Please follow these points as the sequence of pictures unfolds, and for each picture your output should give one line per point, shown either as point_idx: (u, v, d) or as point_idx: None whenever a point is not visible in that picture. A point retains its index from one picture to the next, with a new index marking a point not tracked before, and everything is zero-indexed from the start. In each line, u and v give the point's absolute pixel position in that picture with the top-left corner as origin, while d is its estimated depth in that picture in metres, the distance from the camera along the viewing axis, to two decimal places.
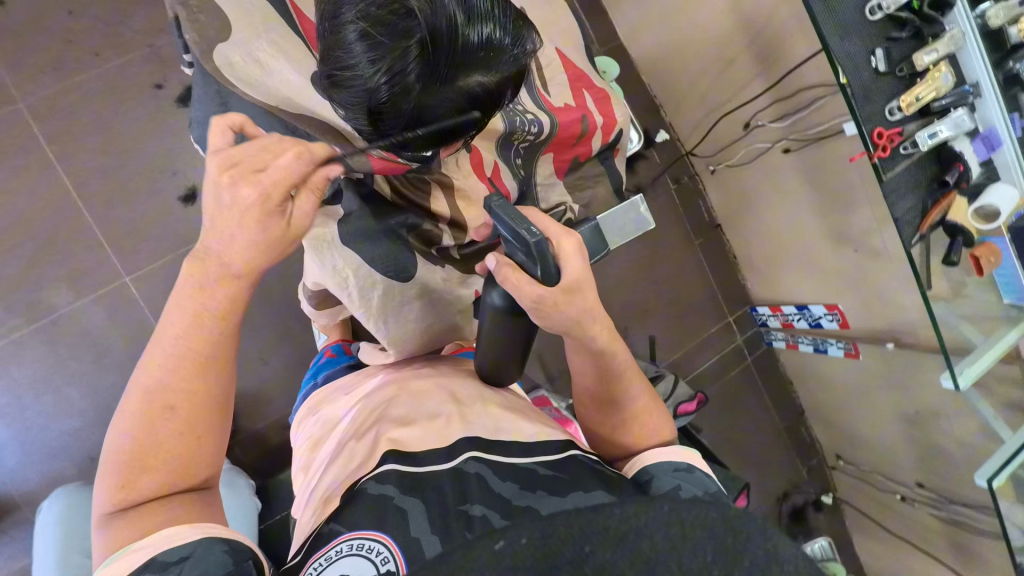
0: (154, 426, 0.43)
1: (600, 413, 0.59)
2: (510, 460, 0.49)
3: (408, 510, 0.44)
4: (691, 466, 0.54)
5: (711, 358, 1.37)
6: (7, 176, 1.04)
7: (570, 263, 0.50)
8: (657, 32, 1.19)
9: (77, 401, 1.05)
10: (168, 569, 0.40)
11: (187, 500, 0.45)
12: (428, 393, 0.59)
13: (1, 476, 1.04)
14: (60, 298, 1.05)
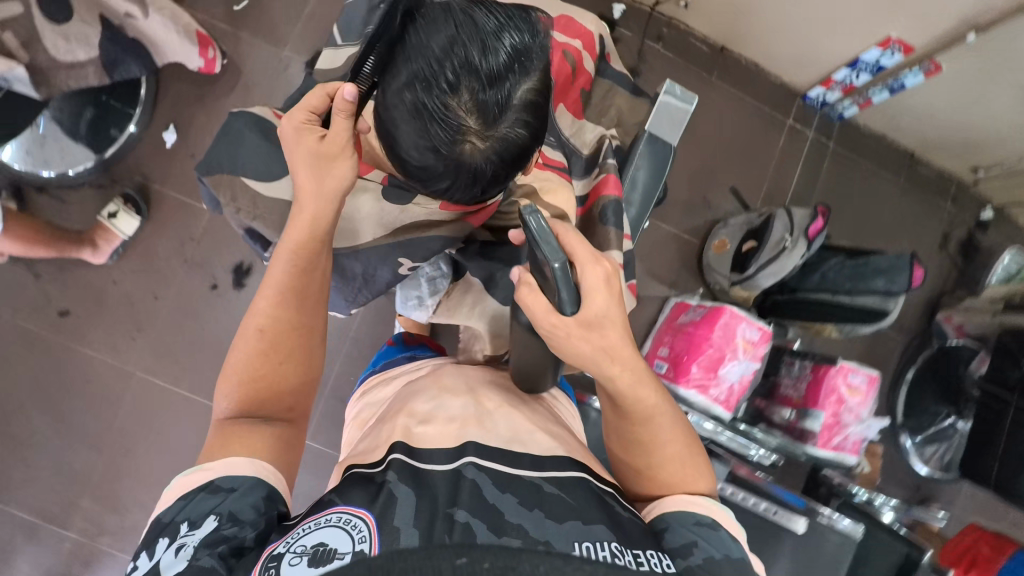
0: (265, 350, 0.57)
1: (626, 446, 0.59)
2: (512, 470, 0.49)
3: (399, 497, 0.45)
4: (716, 524, 0.52)
5: (796, 169, 1.32)
6: (169, 430, 1.17)
7: (596, 296, 0.53)
8: None
9: None
10: (219, 491, 0.47)
11: (271, 430, 0.55)
12: (453, 392, 0.59)
13: None
14: None
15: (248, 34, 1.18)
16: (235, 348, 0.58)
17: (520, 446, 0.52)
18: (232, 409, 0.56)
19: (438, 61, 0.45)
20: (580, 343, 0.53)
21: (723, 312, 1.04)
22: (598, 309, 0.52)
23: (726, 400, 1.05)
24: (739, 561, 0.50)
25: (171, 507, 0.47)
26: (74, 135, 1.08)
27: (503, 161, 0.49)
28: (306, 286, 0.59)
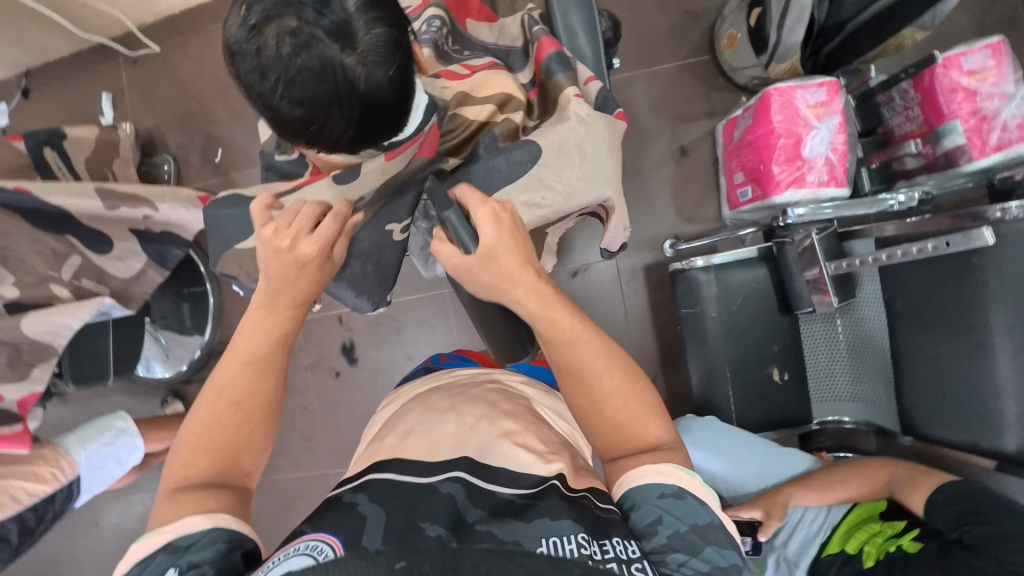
0: (236, 410, 0.56)
1: (569, 389, 0.56)
2: (489, 486, 0.51)
3: (368, 518, 0.47)
4: (681, 493, 0.49)
5: None
6: None
7: (488, 232, 0.50)
8: None
9: None
10: (179, 550, 0.46)
11: (219, 493, 0.52)
12: (440, 404, 0.62)
13: None
14: None
15: (237, 170, 1.32)
16: (197, 414, 0.56)
17: (497, 458, 0.54)
18: (190, 475, 0.53)
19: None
20: (486, 274, 0.52)
21: (769, 98, 0.90)
22: (489, 241, 0.49)
23: (832, 177, 0.89)
24: (717, 532, 0.48)
25: (124, 573, 0.45)
26: (182, 328, 1.28)
27: (394, 74, 0.41)
28: (274, 364, 0.58)
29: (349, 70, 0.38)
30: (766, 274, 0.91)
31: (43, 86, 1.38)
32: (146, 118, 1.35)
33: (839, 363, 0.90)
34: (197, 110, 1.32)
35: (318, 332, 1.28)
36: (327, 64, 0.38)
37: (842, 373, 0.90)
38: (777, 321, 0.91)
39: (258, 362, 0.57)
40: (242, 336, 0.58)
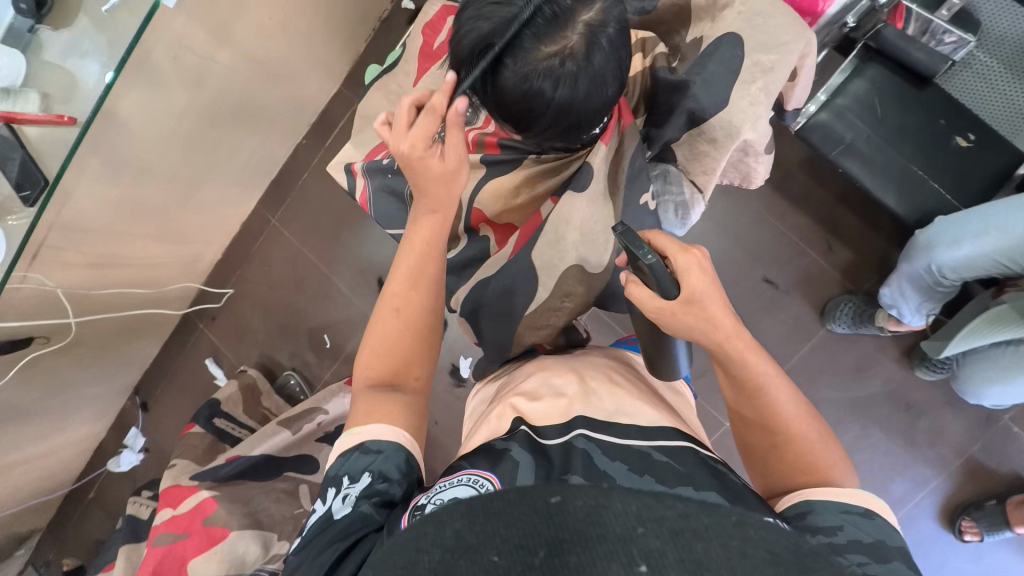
0: (397, 318, 0.58)
1: (741, 419, 0.56)
2: (621, 442, 0.50)
3: (519, 461, 0.48)
4: (869, 513, 0.48)
5: None
6: None
7: (694, 278, 0.52)
8: (318, 35, 1.19)
9: (860, 421, 1.12)
10: (368, 452, 0.51)
11: (398, 398, 0.55)
12: (558, 372, 0.61)
13: (955, 467, 1.09)
14: None
15: (348, 340, 1.34)
16: (372, 330, 0.59)
17: (627, 419, 0.54)
18: (368, 377, 0.57)
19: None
20: (685, 318, 0.53)
21: None
22: (703, 289, 0.52)
23: None
24: (899, 555, 0.46)
25: (333, 463, 0.52)
26: None
27: (617, 18, 0.45)
28: (427, 277, 0.59)
29: (605, 16, 0.44)
30: (880, 68, 0.88)
31: (156, 391, 1.46)
32: (248, 355, 1.40)
33: (1011, 87, 0.85)
34: (284, 318, 1.38)
35: None
36: (593, 25, 0.43)
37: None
38: (924, 99, 0.87)
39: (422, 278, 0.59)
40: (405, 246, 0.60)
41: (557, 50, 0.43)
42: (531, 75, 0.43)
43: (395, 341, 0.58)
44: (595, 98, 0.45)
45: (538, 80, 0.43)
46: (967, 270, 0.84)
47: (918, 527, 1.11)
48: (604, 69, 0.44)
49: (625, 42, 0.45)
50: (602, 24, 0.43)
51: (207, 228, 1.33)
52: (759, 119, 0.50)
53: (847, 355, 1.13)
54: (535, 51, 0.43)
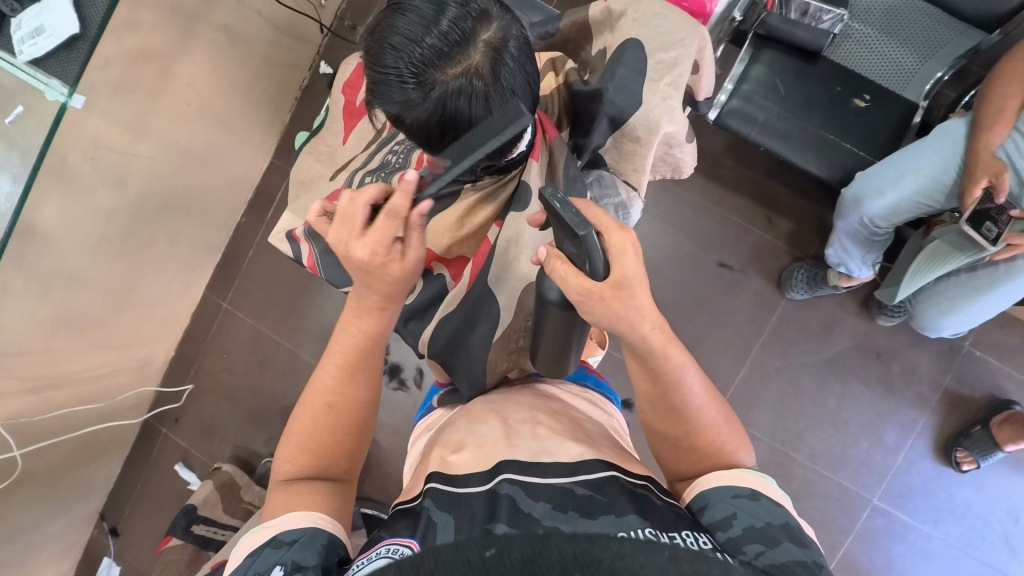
0: (331, 413, 0.56)
1: (656, 409, 0.57)
2: (545, 481, 0.48)
3: (437, 522, 0.46)
4: (755, 494, 0.49)
5: None
6: None
7: (628, 261, 0.50)
8: (238, 114, 1.20)
9: (838, 379, 1.16)
10: (281, 546, 0.48)
11: (323, 491, 0.54)
12: (483, 419, 0.58)
13: (934, 402, 1.13)
14: (758, 447, 1.17)
15: None
16: (299, 412, 0.57)
17: (551, 456, 0.51)
18: (290, 468, 0.55)
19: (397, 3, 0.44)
20: (614, 305, 0.51)
21: None
22: (635, 273, 0.50)
23: None
24: (785, 531, 0.46)
25: (240, 564, 0.48)
26: None
27: (517, 35, 0.46)
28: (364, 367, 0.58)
29: (505, 33, 0.44)
30: (771, 51, 0.95)
31: (124, 512, 1.34)
32: (221, 451, 1.32)
33: (888, 48, 0.94)
34: (252, 403, 1.32)
35: None
36: (495, 44, 0.44)
37: (899, 50, 0.93)
38: (817, 70, 0.95)
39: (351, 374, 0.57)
40: (338, 339, 0.58)
41: (463, 71, 0.43)
42: (440, 97, 0.44)
43: (325, 435, 0.56)
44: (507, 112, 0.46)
45: (455, 102, 0.44)
46: (897, 216, 0.88)
47: (919, 469, 1.13)
48: (514, 83, 0.46)
49: (528, 56, 0.47)
50: (504, 42, 0.44)
51: (155, 326, 1.27)
52: (675, 112, 0.53)
53: (813, 319, 1.17)
54: (441, 74, 0.43)
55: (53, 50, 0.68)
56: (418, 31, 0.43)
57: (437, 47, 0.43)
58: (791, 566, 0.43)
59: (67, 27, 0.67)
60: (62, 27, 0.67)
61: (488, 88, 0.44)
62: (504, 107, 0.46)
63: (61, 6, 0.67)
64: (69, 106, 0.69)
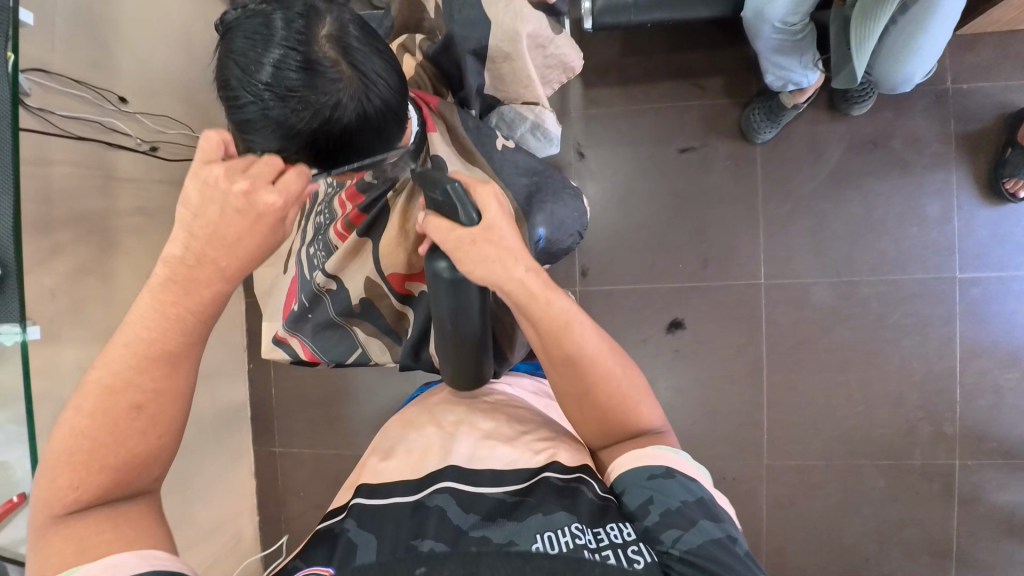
0: (159, 408, 0.48)
1: (557, 386, 0.54)
2: (475, 489, 0.52)
3: (358, 543, 0.48)
4: (670, 471, 0.51)
5: None
6: (802, 394, 1.13)
7: (498, 207, 0.49)
8: None
9: (852, 186, 1.11)
10: None
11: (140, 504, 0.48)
12: (423, 429, 0.63)
13: (954, 152, 1.07)
14: (818, 290, 1.12)
15: None
16: (81, 404, 0.46)
17: (483, 462, 0.56)
18: (76, 499, 0.45)
19: (224, 51, 0.42)
20: (485, 249, 0.49)
21: None
22: (496, 214, 0.48)
23: None
24: (699, 507, 0.49)
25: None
26: None
27: (352, 18, 0.43)
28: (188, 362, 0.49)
29: (341, 20, 0.42)
30: None
31: None
32: None
33: None
34: None
35: None
36: (338, 34, 0.41)
37: None
38: None
39: (171, 357, 0.48)
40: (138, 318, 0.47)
41: (334, 74, 0.41)
42: (330, 110, 0.42)
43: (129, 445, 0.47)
44: (390, 93, 0.45)
45: (344, 109, 0.42)
46: (806, 3, 0.84)
47: (979, 222, 1.06)
48: (376, 65, 0.43)
49: (374, 34, 0.44)
50: (346, 30, 0.42)
51: (229, 501, 1.28)
52: (524, 11, 0.50)
53: (795, 148, 1.12)
54: (315, 86, 0.40)
55: None
56: (250, 80, 0.41)
57: (273, 90, 0.41)
58: (700, 545, 0.46)
59: None
60: None
61: (340, 91, 0.41)
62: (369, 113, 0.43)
63: None
64: (29, 339, 0.71)
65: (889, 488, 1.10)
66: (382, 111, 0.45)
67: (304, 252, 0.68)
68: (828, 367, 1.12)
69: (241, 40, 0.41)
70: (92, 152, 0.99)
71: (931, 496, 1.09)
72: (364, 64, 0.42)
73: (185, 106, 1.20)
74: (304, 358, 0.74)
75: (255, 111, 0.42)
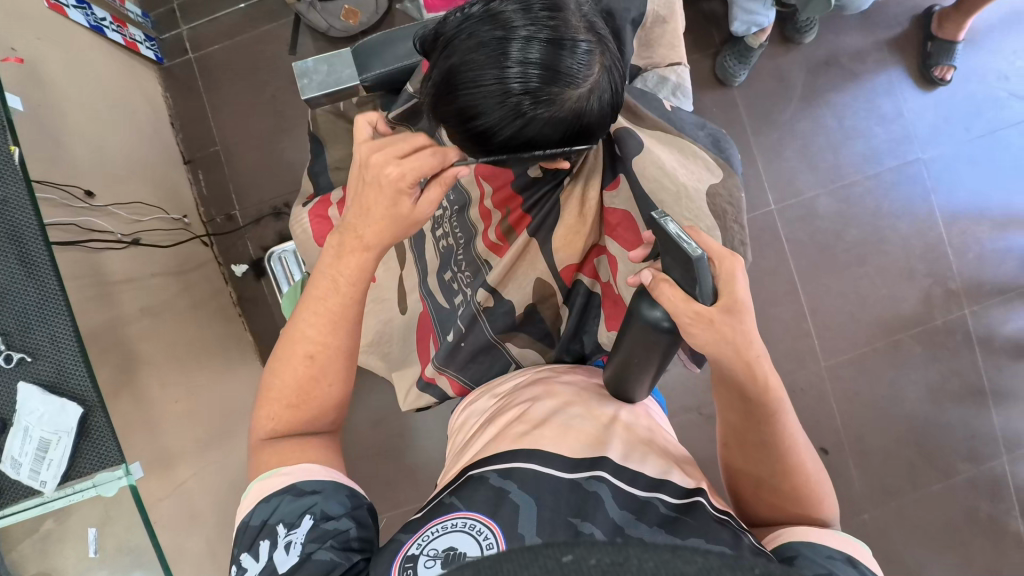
0: (326, 353, 0.56)
1: (740, 451, 0.56)
2: (630, 489, 0.51)
3: (521, 505, 0.48)
4: (854, 561, 0.47)
5: (224, 17, 1.20)
6: (834, 295, 1.25)
7: (739, 289, 0.49)
8: (219, 370, 1.07)
9: (820, 104, 1.24)
10: (302, 494, 0.50)
11: (317, 442, 0.56)
12: (572, 403, 0.60)
13: (887, 55, 1.25)
14: (821, 200, 1.25)
15: None
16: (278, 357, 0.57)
17: (637, 464, 0.53)
18: (273, 426, 0.56)
19: (468, 51, 0.45)
20: (722, 326, 0.49)
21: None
22: (743, 301, 0.49)
23: None
24: None
25: (256, 511, 0.50)
26: None
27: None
28: (345, 309, 0.56)
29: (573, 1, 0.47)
30: None
31: None
32: None
33: None
34: None
35: (686, 390, 1.19)
36: (576, 11, 0.46)
37: None
38: None
39: (337, 317, 0.55)
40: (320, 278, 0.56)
41: (582, 40, 0.45)
42: (581, 72, 0.45)
43: (300, 390, 0.56)
44: (617, 58, 0.49)
45: (591, 70, 0.46)
46: None
47: (923, 108, 1.24)
48: (606, 35, 0.48)
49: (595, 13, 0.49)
50: (580, 8, 0.47)
51: None
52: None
53: (765, 83, 1.24)
54: (568, 53, 0.45)
55: (74, 449, 0.56)
56: (500, 58, 0.44)
57: (535, 64, 0.44)
58: None
59: (71, 413, 0.56)
60: (64, 420, 0.56)
61: (587, 55, 0.45)
62: (608, 75, 0.48)
63: (40, 403, 0.56)
64: (134, 479, 0.59)
65: (924, 352, 1.25)
66: (614, 75, 0.49)
67: (436, 280, 0.74)
68: (847, 265, 1.25)
69: (489, 36, 0.45)
70: (80, 256, 0.84)
71: (958, 346, 1.25)
72: (599, 34, 0.47)
73: (151, 185, 1.06)
74: (459, 392, 0.73)
75: (514, 89, 0.45)
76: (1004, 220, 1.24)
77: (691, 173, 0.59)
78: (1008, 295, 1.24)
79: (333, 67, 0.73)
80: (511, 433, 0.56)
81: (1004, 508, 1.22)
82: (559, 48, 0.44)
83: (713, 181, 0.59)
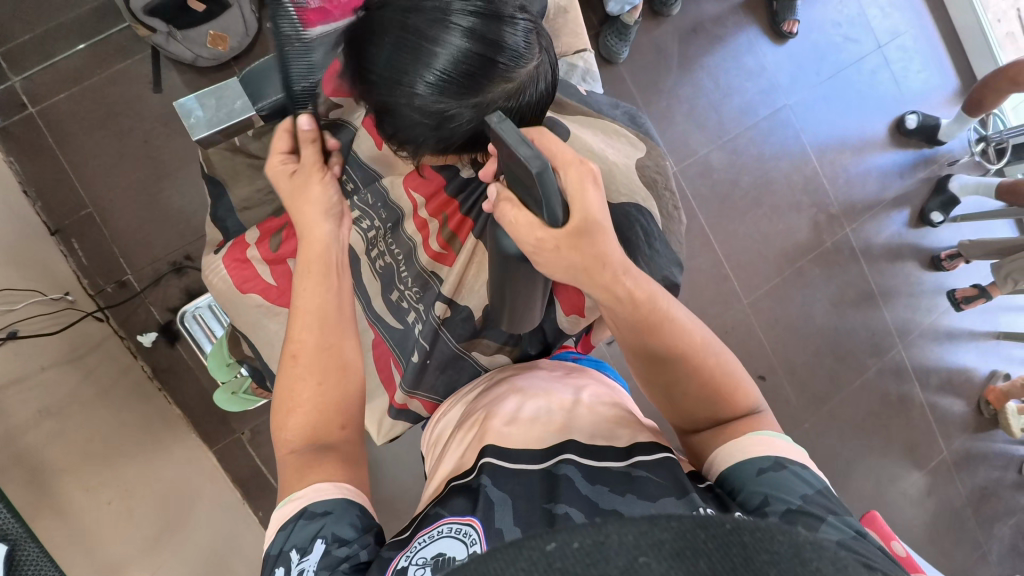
0: (317, 357, 0.54)
1: (656, 381, 0.56)
2: (599, 463, 0.49)
3: (495, 500, 0.46)
4: (779, 463, 0.47)
5: (64, 60, 1.05)
6: (742, 238, 1.37)
7: (590, 198, 0.49)
8: (148, 453, 0.95)
9: (697, 69, 1.35)
10: (314, 517, 0.47)
11: (337, 451, 0.53)
12: (534, 396, 0.61)
13: (742, 17, 1.38)
14: (713, 155, 1.36)
15: None
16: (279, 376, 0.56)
17: (604, 439, 0.53)
18: (286, 446, 0.53)
19: (411, 23, 0.47)
20: (579, 250, 0.50)
21: None
22: (592, 212, 0.48)
23: None
24: (820, 501, 0.44)
25: (273, 540, 0.47)
26: None
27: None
28: (323, 309, 0.54)
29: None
30: None
31: None
32: None
33: None
34: None
35: None
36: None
37: None
38: None
39: (322, 315, 0.55)
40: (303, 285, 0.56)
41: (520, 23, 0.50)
42: (520, 52, 0.49)
43: (303, 401, 0.54)
44: (549, 45, 0.54)
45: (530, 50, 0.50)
46: None
47: (779, 60, 1.40)
48: (540, 25, 0.53)
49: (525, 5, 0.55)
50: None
51: None
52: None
53: (647, 55, 1.32)
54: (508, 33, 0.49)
55: None
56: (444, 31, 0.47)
57: (478, 37, 0.47)
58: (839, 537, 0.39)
59: None
60: None
61: (524, 37, 0.50)
62: (545, 54, 0.53)
63: None
64: None
65: (822, 271, 1.41)
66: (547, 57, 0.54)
67: (381, 302, 0.74)
68: (747, 208, 1.38)
69: (424, 13, 0.47)
70: None
71: (847, 260, 1.43)
72: (533, 21, 0.52)
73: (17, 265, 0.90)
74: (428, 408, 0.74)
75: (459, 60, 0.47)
76: (859, 146, 1.43)
77: (618, 150, 0.66)
78: (875, 208, 1.44)
79: (217, 100, 0.66)
80: (481, 433, 0.56)
81: (907, 389, 1.42)
82: (490, 17, 0.48)
83: (637, 155, 0.68)
